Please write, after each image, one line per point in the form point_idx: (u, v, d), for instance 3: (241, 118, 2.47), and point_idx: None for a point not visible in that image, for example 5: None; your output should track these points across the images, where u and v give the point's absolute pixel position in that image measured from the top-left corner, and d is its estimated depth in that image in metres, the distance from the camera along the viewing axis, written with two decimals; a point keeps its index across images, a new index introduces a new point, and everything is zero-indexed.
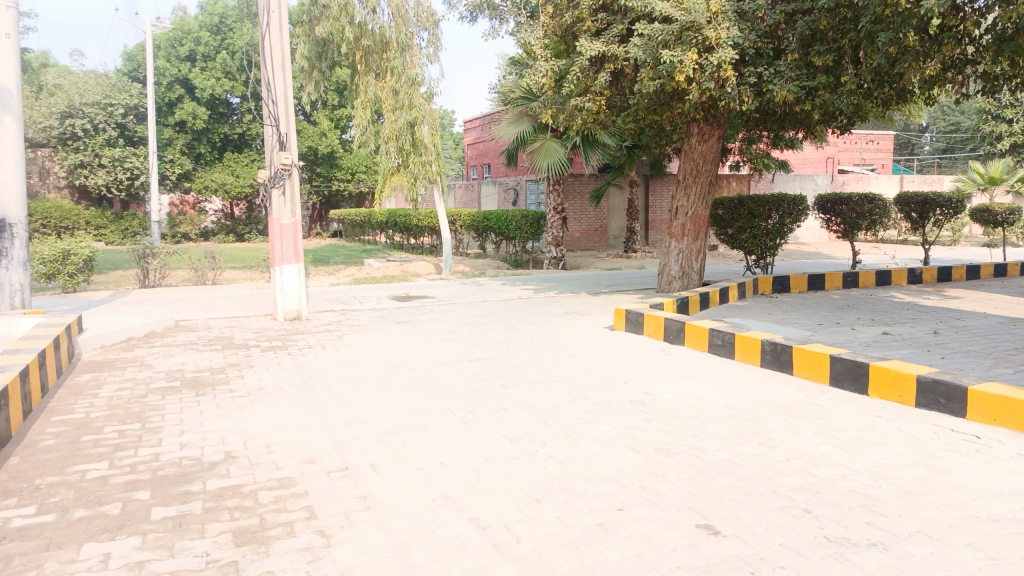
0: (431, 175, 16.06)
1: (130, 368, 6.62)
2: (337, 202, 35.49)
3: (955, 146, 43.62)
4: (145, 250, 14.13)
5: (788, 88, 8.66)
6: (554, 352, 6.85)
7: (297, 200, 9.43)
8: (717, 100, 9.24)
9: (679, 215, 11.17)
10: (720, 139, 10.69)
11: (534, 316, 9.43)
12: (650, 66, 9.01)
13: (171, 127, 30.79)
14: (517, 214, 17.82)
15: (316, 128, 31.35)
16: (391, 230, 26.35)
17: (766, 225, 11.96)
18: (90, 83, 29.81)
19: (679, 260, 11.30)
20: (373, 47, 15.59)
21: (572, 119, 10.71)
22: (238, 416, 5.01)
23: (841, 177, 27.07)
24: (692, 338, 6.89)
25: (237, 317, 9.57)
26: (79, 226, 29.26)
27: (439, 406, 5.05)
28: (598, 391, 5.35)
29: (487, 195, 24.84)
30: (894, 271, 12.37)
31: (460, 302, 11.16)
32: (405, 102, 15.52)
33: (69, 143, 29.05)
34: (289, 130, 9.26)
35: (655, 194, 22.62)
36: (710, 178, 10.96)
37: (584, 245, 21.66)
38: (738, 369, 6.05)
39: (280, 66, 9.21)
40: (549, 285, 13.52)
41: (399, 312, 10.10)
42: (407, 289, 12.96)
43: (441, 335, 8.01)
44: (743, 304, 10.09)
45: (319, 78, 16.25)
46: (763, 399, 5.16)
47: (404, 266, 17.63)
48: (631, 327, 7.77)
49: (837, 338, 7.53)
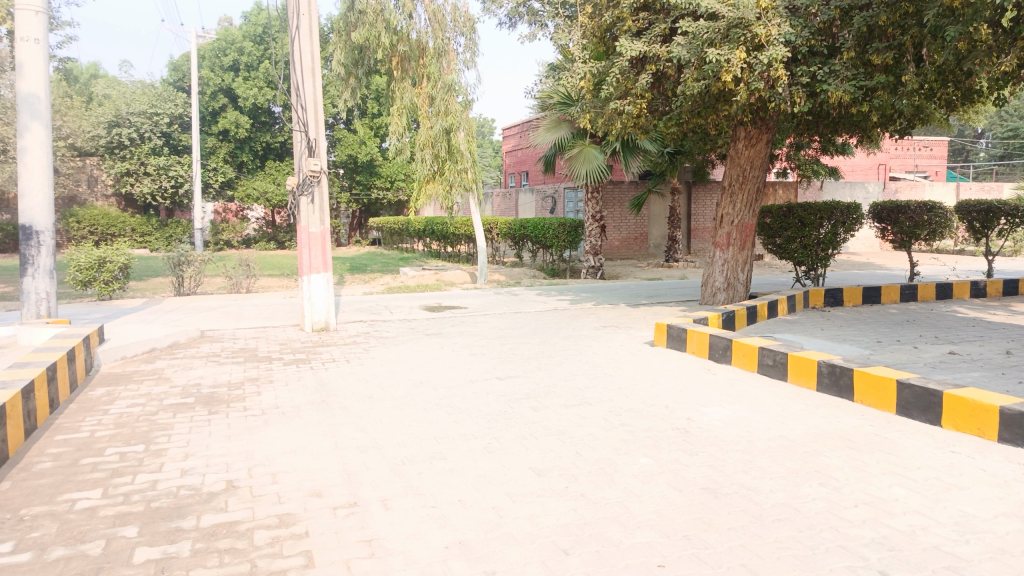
0: (467, 182, 15.73)
1: (146, 382, 6.36)
2: (376, 210, 35.51)
3: (1014, 153, 41.82)
4: (180, 258, 14.07)
5: (844, 88, 8.09)
6: (589, 371, 6.39)
7: (326, 208, 9.12)
8: (767, 102, 8.71)
9: (723, 224, 10.62)
10: (768, 144, 10.14)
11: (570, 329, 8.98)
12: (695, 67, 8.53)
13: (214, 136, 31.14)
14: (554, 222, 17.39)
15: (356, 137, 31.40)
16: (428, 238, 26.16)
17: (817, 234, 11.35)
18: (137, 93, 30.34)
19: (724, 270, 10.75)
20: (410, 53, 15.37)
21: (612, 124, 10.27)
22: (247, 438, 4.68)
23: (893, 184, 26.01)
24: (739, 357, 6.38)
25: (264, 327, 9.32)
26: (124, 234, 29.77)
27: (461, 431, 4.66)
28: (636, 418, 4.89)
29: (525, 203, 24.47)
30: (956, 284, 11.60)
31: (494, 313, 10.78)
32: (441, 109, 15.23)
33: (116, 152, 29.59)
34: (319, 136, 8.99)
35: (698, 202, 21.97)
36: (758, 185, 10.40)
37: (624, 254, 21.12)
38: (791, 393, 5.52)
39: (310, 71, 8.94)
40: (587, 295, 13.04)
41: (429, 323, 9.75)
42: (439, 299, 12.63)
43: (471, 349, 7.62)
44: (793, 318, 9.48)
45: (356, 85, 16.05)
46: (822, 429, 4.64)
47: (439, 275, 17.35)
48: (673, 343, 7.27)
49: (899, 358, 6.92)
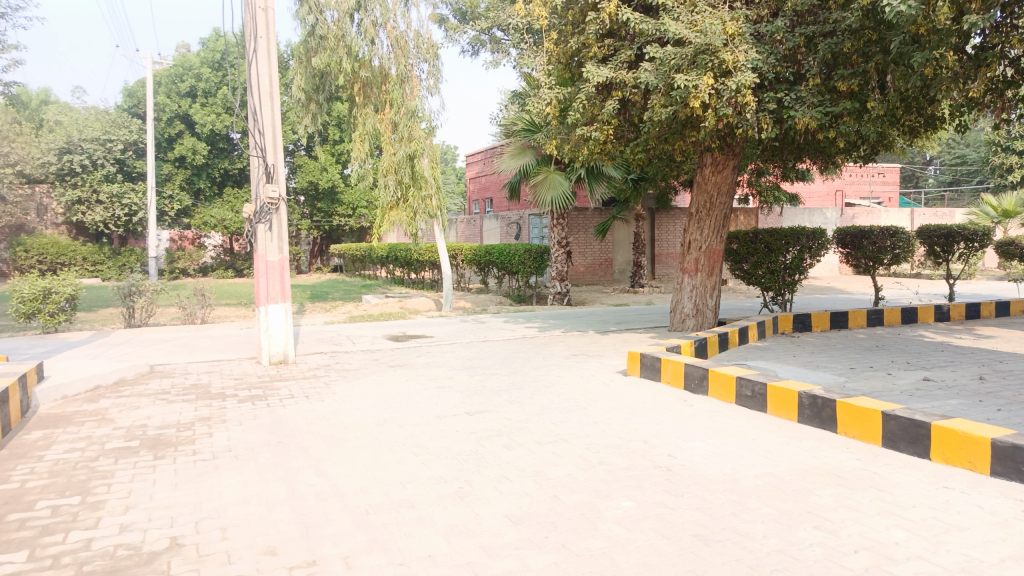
0: (431, 209, 15.48)
1: (88, 424, 5.90)
2: (338, 236, 35.02)
3: (961, 179, 43.20)
4: (131, 288, 13.48)
5: (811, 114, 8.05)
6: (562, 404, 6.14)
7: (284, 236, 8.77)
8: (734, 128, 8.65)
9: (691, 249, 10.52)
10: (735, 169, 10.11)
11: (539, 359, 8.72)
12: (663, 92, 8.44)
13: (170, 163, 30.41)
14: (520, 248, 17.20)
15: (317, 164, 30.99)
16: (391, 265, 25.77)
17: (784, 259, 11.32)
18: (89, 119, 29.51)
19: (692, 297, 10.63)
20: (372, 79, 15.16)
21: (579, 150, 10.15)
22: (196, 487, 4.31)
23: (850, 209, 26.49)
24: (716, 388, 6.19)
25: (219, 361, 8.87)
26: (75, 263, 28.78)
27: (430, 474, 4.36)
28: (615, 455, 4.65)
29: (489, 229, 24.29)
30: (920, 308, 11.67)
31: (460, 342, 10.48)
32: (405, 134, 14.99)
33: (67, 179, 28.68)
34: (277, 162, 8.66)
35: (662, 228, 22.03)
36: (725, 211, 10.35)
37: (589, 280, 21.03)
38: (772, 425, 5.34)
39: (268, 94, 8.63)
40: (554, 322, 12.82)
41: (393, 354, 9.40)
42: (404, 328, 12.28)
43: (438, 382, 7.31)
44: (764, 345, 9.38)
45: (316, 110, 15.74)
46: (809, 464, 4.44)
47: (402, 303, 16.98)
48: (647, 373, 7.06)
49: (875, 386, 6.81)
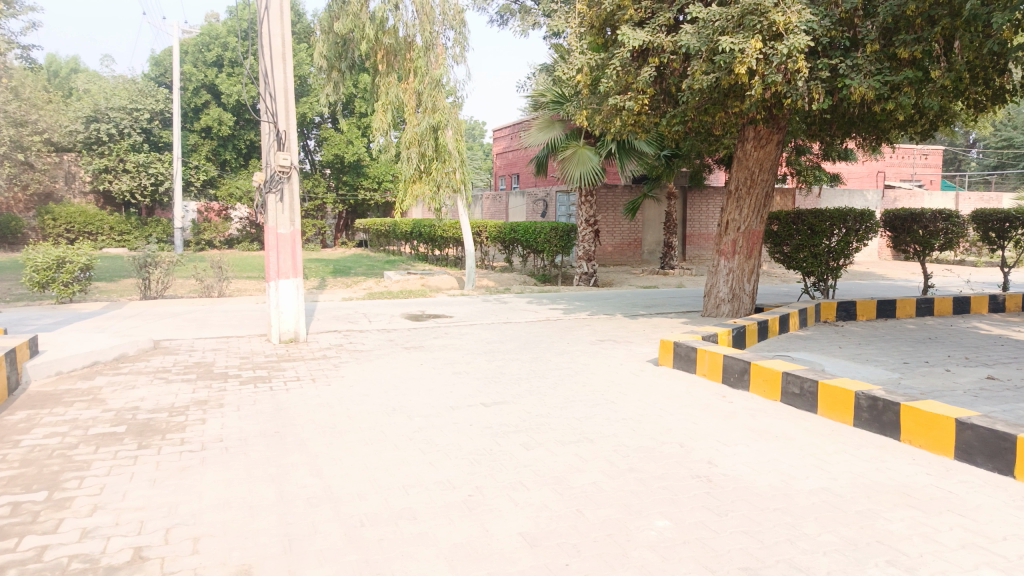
0: (456, 183, 14.93)
1: (76, 405, 5.48)
2: (363, 211, 34.64)
3: (1007, 162, 41.70)
4: (146, 259, 13.14)
5: (868, 84, 7.31)
6: (588, 396, 5.59)
7: (296, 207, 8.27)
8: (782, 99, 7.93)
9: (729, 231, 9.85)
10: (779, 144, 9.40)
11: (564, 343, 8.16)
12: (705, 59, 7.77)
13: (196, 133, 30.15)
14: (546, 225, 16.60)
15: (343, 136, 30.53)
16: (415, 241, 25.32)
17: (827, 243, 10.59)
18: (116, 88, 29.30)
19: (728, 280, 10.00)
20: (396, 47, 14.58)
21: (610, 122, 9.51)
22: (176, 484, 3.85)
23: (891, 192, 25.47)
24: (759, 384, 5.59)
25: (226, 338, 8.45)
26: (102, 232, 28.74)
27: (436, 477, 3.87)
28: (647, 461, 4.11)
29: (515, 205, 23.70)
30: (974, 298, 10.89)
31: (481, 323, 9.96)
32: (429, 105, 14.40)
33: (94, 148, 28.57)
34: (289, 127, 8.16)
35: (694, 208, 21.29)
36: (766, 190, 9.66)
37: (617, 260, 20.37)
38: (824, 428, 4.75)
39: (281, 56, 8.11)
40: (580, 304, 12.25)
41: (410, 335, 8.90)
42: (423, 306, 11.80)
43: (455, 367, 6.79)
44: (806, 334, 8.74)
45: (338, 79, 15.18)
46: (870, 479, 3.87)
47: (424, 279, 16.52)
48: (680, 364, 6.48)
49: (934, 385, 6.17)
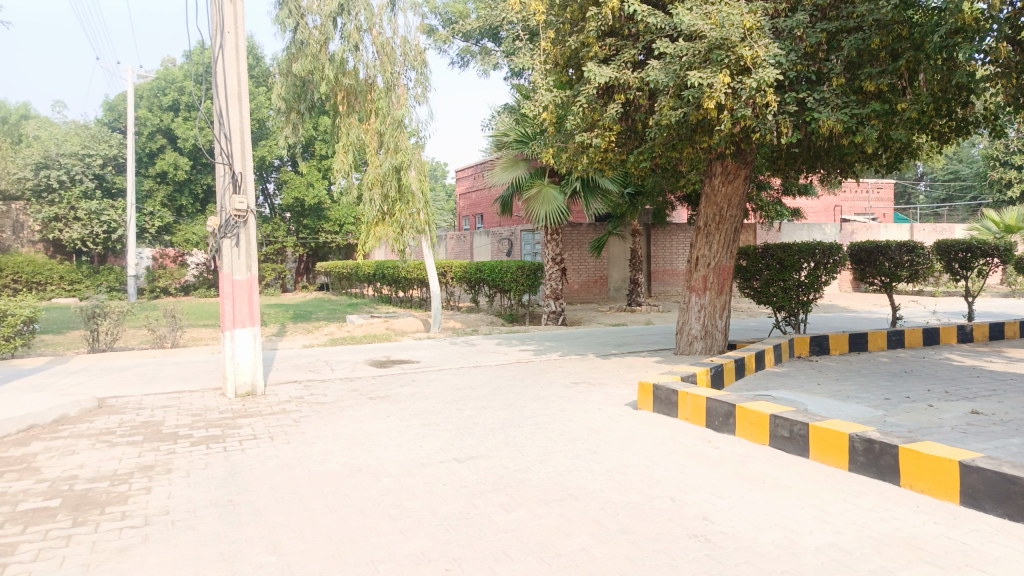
0: (420, 224, 14.65)
1: (6, 476, 4.96)
2: (325, 254, 34.09)
3: (954, 194, 43.10)
4: (95, 310, 12.52)
5: (836, 117, 7.27)
6: (567, 446, 5.27)
7: (253, 252, 7.87)
8: (751, 133, 7.85)
9: (699, 267, 9.71)
10: (746, 179, 9.33)
11: (537, 388, 7.84)
12: (672, 94, 7.69)
13: (151, 179, 29.46)
14: (512, 265, 16.36)
15: (304, 179, 30.14)
16: (379, 283, 24.89)
17: (797, 277, 10.51)
18: (68, 134, 28.60)
19: (700, 317, 9.83)
20: (356, 87, 14.39)
21: (577, 159, 9.37)
22: (113, 569, 3.40)
23: (849, 225, 25.93)
24: (745, 427, 5.33)
25: (178, 393, 7.93)
26: (51, 282, 27.71)
27: (409, 549, 3.49)
28: (638, 520, 3.80)
29: (480, 245, 23.48)
30: (943, 328, 10.89)
31: (449, 368, 9.58)
32: (391, 145, 14.17)
33: (44, 196, 27.68)
34: (245, 169, 7.81)
35: (658, 244, 21.30)
36: (735, 225, 9.57)
37: (584, 298, 20.19)
38: (819, 474, 4.50)
39: (236, 95, 7.79)
40: (551, 345, 11.96)
41: (375, 383, 8.49)
42: (389, 352, 11.38)
43: (424, 418, 6.40)
44: (783, 371, 8.55)
45: (297, 121, 14.88)
46: (878, 532, 3.60)
47: (388, 322, 16.10)
48: (660, 408, 6.21)
49: (920, 422, 5.99)
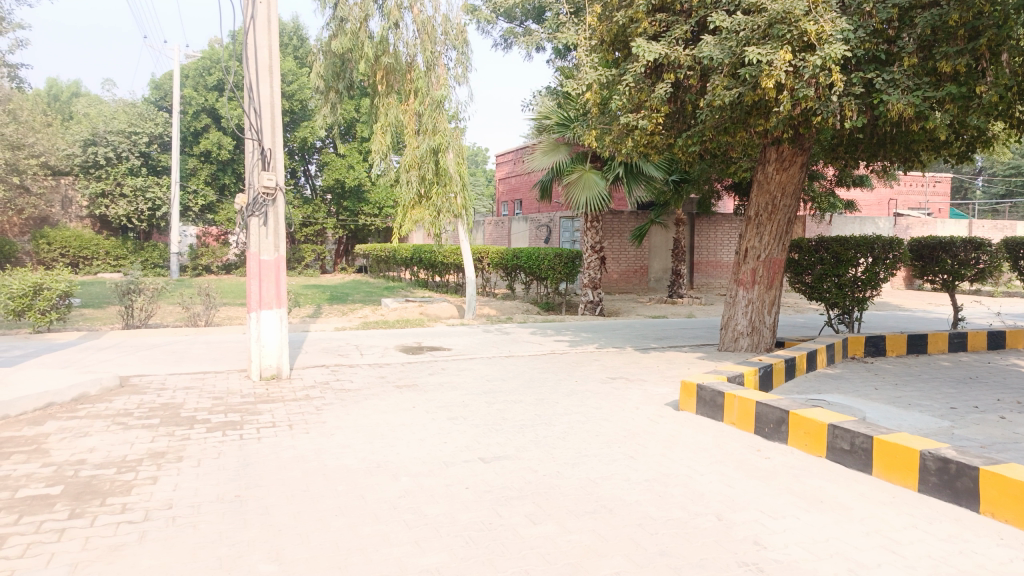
0: (457, 208, 14.30)
1: (13, 458, 4.75)
2: (364, 236, 34.07)
3: (1015, 189, 41.29)
4: (130, 286, 12.47)
5: (907, 100, 6.69)
6: (602, 450, 4.87)
7: (281, 232, 7.60)
8: (811, 116, 7.28)
9: (748, 259, 9.18)
10: (803, 167, 8.75)
11: (572, 382, 7.43)
12: (726, 72, 7.18)
13: (195, 157, 29.65)
14: (550, 252, 15.93)
15: (344, 160, 30.06)
16: (416, 267, 24.69)
17: (853, 273, 9.89)
18: (116, 112, 28.91)
19: (747, 312, 9.31)
20: (396, 66, 14.03)
21: (621, 142, 8.89)
22: (102, 571, 3.12)
23: (904, 219, 24.86)
24: (800, 437, 4.86)
25: (202, 374, 7.73)
26: (97, 257, 28.15)
27: (423, 565, 3.14)
28: (681, 542, 3.38)
29: (518, 232, 23.07)
30: (1009, 332, 10.17)
31: (481, 357, 9.23)
32: (429, 126, 13.80)
33: (91, 172, 28.08)
34: (275, 145, 7.51)
35: (702, 235, 20.64)
36: (789, 216, 9.00)
37: (623, 288, 19.68)
38: (884, 495, 4.03)
39: (267, 69, 7.48)
40: (587, 335, 11.53)
41: (404, 371, 8.18)
42: (421, 338, 11.09)
43: (450, 411, 6.05)
44: (836, 373, 8.01)
45: (336, 100, 14.59)
46: (958, 569, 3.14)
47: (422, 307, 15.83)
48: (704, 410, 5.77)
49: (994, 436, 5.44)
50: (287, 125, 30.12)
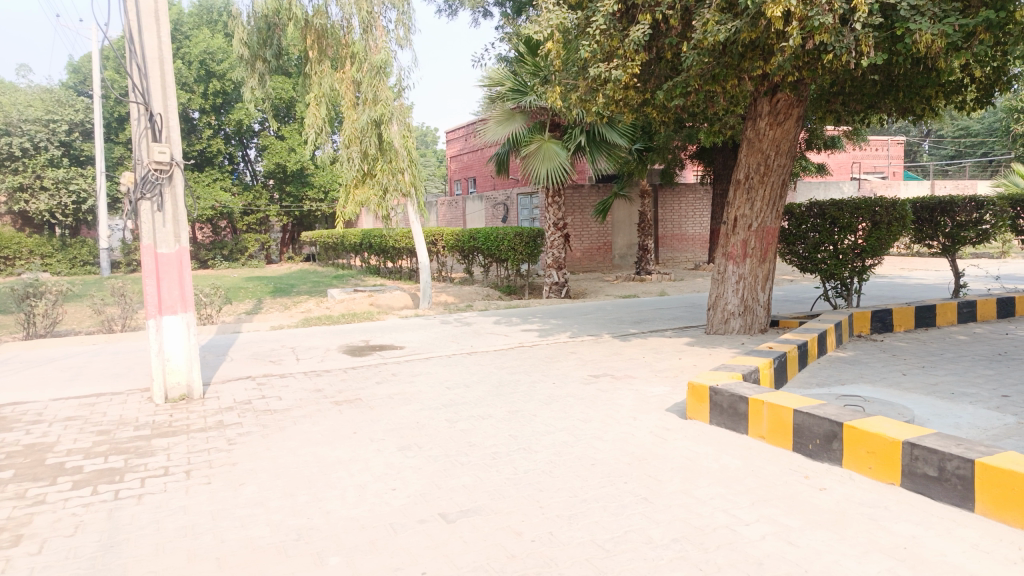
0: (404, 186, 12.83)
1: None
2: (310, 222, 32.19)
3: (963, 150, 41.74)
4: (28, 290, 10.78)
5: (938, 30, 5.54)
6: (602, 491, 3.63)
7: (181, 218, 6.15)
8: (820, 53, 6.10)
9: (738, 230, 8.04)
10: (799, 121, 7.63)
11: (548, 384, 6.16)
12: (717, 5, 6.04)
13: (122, 145, 27.40)
14: (509, 231, 14.65)
15: (285, 143, 28.17)
16: (366, 253, 23.18)
17: (852, 240, 8.83)
18: (31, 98, 26.46)
19: (738, 291, 8.19)
20: (328, 30, 12.52)
21: (590, 99, 7.64)
22: None
23: (867, 183, 24.33)
24: (860, 458, 3.72)
25: (93, 399, 6.26)
26: (20, 256, 25.82)
27: None
28: None
29: (473, 211, 21.76)
30: (1019, 298, 9.29)
31: (438, 356, 7.90)
32: (369, 96, 12.26)
33: (6, 164, 25.70)
34: (166, 111, 6.02)
35: (667, 207, 19.62)
36: (783, 178, 7.87)
37: (587, 266, 18.55)
38: (1009, 548, 2.90)
39: (152, 14, 5.95)
40: (557, 322, 10.30)
41: (347, 379, 6.82)
42: (370, 334, 9.71)
43: (402, 437, 4.74)
44: (849, 356, 6.95)
45: (264, 70, 12.83)
46: None
47: (373, 297, 14.41)
48: (720, 419, 4.60)
49: None
50: (221, 108, 28.04)
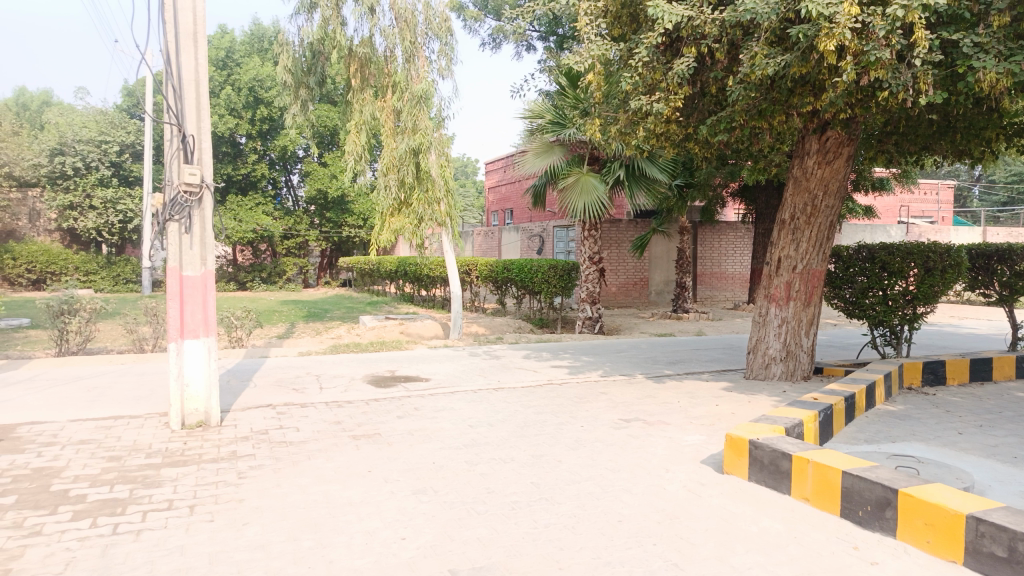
0: (440, 215, 12.73)
1: None
2: (348, 248, 32.39)
3: (1017, 197, 40.49)
4: (63, 306, 10.85)
5: (1004, 69, 5.21)
6: (628, 554, 3.32)
7: (208, 241, 6.06)
8: (875, 90, 5.82)
9: (782, 271, 7.70)
10: (849, 160, 7.31)
11: (576, 427, 5.86)
12: (767, 38, 5.81)
13: None
14: (543, 264, 14.43)
15: (327, 170, 28.49)
16: (401, 281, 23.18)
17: (903, 286, 8.40)
18: (86, 119, 27.26)
19: (780, 335, 7.81)
20: (371, 58, 12.57)
21: (630, 132, 7.43)
22: None
23: (916, 227, 23.65)
24: (918, 530, 3.35)
25: (111, 422, 6.15)
26: (66, 272, 26.38)
27: None
28: None
29: (509, 242, 21.63)
30: None
31: (464, 390, 7.66)
32: (409, 124, 12.23)
33: (59, 183, 26.42)
34: (199, 133, 5.96)
35: (706, 244, 19.21)
36: (832, 219, 7.53)
37: (622, 302, 18.20)
38: None
39: (191, 36, 5.92)
40: (589, 360, 9.99)
41: (368, 411, 6.61)
42: (397, 365, 9.52)
43: (418, 479, 4.49)
44: (899, 410, 6.52)
45: (307, 97, 12.88)
46: None
47: (403, 325, 14.27)
48: (760, 476, 4.26)
49: None
50: (267, 134, 28.57)
